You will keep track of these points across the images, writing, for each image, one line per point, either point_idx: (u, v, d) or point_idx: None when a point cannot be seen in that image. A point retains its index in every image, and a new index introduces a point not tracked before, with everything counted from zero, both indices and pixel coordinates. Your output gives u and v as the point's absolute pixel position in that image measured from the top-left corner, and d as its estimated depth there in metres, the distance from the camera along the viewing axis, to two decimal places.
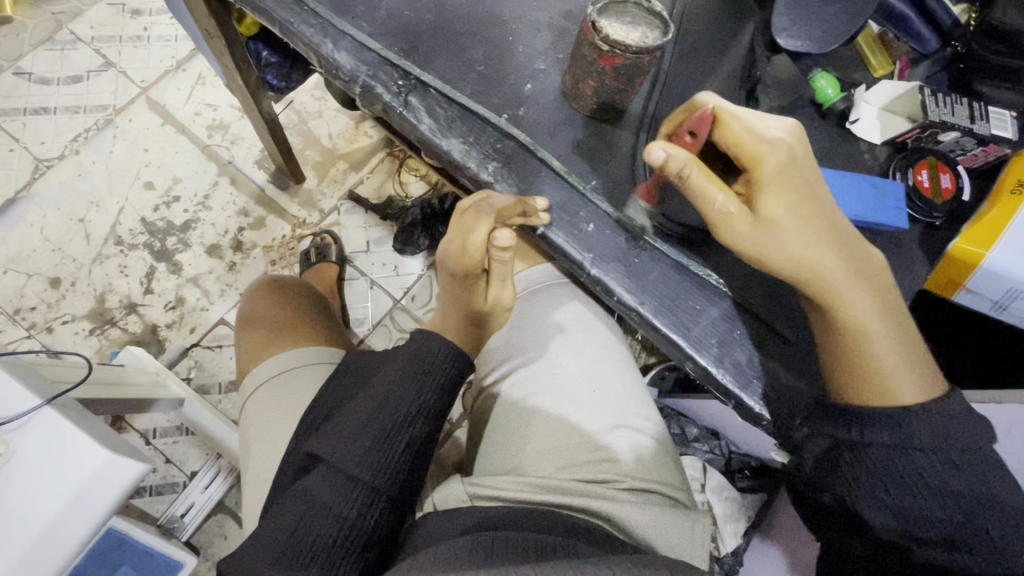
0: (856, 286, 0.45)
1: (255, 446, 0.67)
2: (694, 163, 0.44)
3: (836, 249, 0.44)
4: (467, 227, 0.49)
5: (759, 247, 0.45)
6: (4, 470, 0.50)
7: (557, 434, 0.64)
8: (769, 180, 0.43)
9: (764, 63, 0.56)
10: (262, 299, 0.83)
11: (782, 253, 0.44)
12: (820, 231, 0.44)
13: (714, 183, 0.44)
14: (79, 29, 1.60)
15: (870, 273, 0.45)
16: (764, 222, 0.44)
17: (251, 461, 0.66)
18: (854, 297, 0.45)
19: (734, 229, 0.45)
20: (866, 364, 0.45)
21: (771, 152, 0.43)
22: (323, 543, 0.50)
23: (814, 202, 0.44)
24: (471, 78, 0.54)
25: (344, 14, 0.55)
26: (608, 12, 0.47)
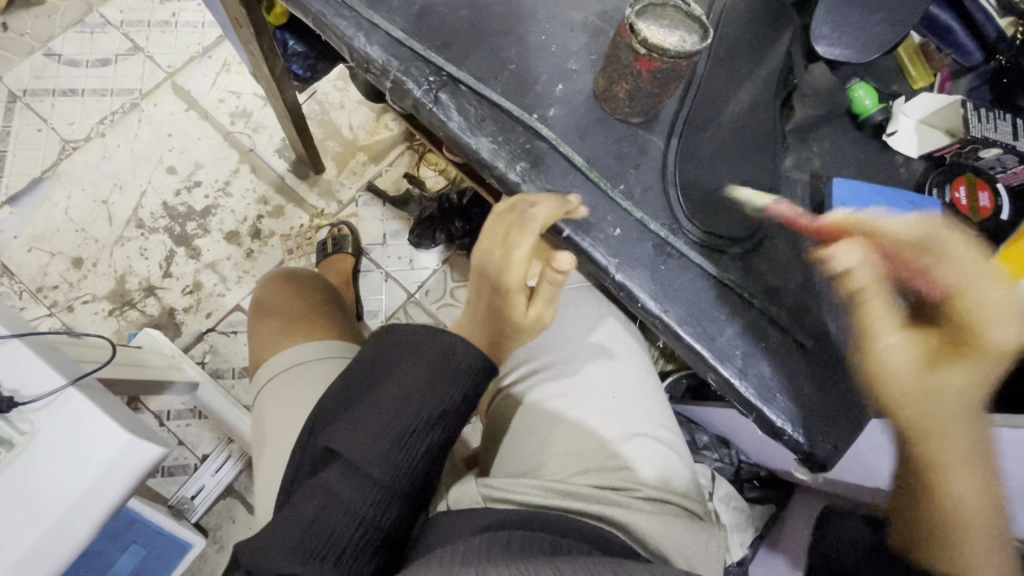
0: (976, 464, 0.42)
1: (269, 437, 0.67)
2: (879, 288, 0.42)
3: (976, 421, 0.42)
4: (513, 238, 0.49)
5: (919, 399, 0.42)
6: (28, 447, 0.51)
7: (575, 439, 0.64)
8: (971, 346, 0.40)
9: (802, 71, 0.55)
10: (277, 288, 0.84)
11: (930, 409, 0.41)
12: (965, 408, 0.41)
13: (892, 319, 0.42)
14: (109, 13, 1.61)
15: (987, 459, 0.42)
16: (929, 377, 0.41)
17: (265, 451, 0.67)
18: (964, 478, 0.42)
19: (895, 364, 0.42)
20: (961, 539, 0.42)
21: (993, 316, 0.40)
22: (341, 539, 0.50)
23: (991, 386, 0.41)
24: (503, 77, 0.54)
25: (378, 8, 0.55)
26: (646, 15, 0.47)
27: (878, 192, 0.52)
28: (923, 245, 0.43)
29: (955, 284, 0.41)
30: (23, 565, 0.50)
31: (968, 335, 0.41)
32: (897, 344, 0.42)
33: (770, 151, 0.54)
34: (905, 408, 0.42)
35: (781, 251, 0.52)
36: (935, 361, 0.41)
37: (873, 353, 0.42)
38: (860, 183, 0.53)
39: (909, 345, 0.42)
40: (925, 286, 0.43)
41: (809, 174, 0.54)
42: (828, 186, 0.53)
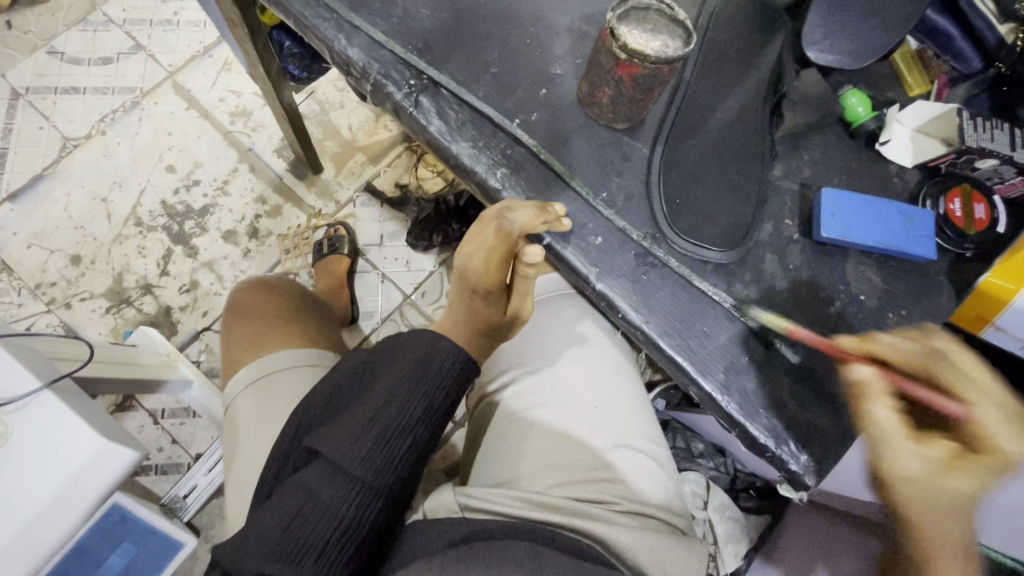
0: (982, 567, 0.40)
1: (241, 444, 0.66)
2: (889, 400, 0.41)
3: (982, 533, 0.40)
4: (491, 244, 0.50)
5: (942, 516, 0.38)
6: (4, 450, 0.51)
7: (558, 449, 0.63)
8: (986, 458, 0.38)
9: (792, 78, 0.53)
10: (256, 294, 0.84)
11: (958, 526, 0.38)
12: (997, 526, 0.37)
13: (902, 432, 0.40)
14: (112, 12, 1.62)
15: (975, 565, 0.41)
16: (940, 490, 0.38)
17: (236, 459, 0.66)
18: None
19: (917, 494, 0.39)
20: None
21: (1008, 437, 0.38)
22: (318, 541, 0.49)
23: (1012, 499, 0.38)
24: (485, 80, 0.53)
25: (360, 10, 0.54)
26: (629, 19, 0.45)
27: (871, 203, 0.50)
28: (936, 360, 0.41)
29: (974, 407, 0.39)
30: None
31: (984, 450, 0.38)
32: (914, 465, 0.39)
33: (758, 159, 0.52)
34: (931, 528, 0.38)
35: (768, 264, 0.50)
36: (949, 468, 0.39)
37: (885, 471, 0.40)
38: (848, 192, 0.51)
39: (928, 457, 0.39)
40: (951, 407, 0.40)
41: (798, 183, 0.53)
42: (818, 195, 0.51)
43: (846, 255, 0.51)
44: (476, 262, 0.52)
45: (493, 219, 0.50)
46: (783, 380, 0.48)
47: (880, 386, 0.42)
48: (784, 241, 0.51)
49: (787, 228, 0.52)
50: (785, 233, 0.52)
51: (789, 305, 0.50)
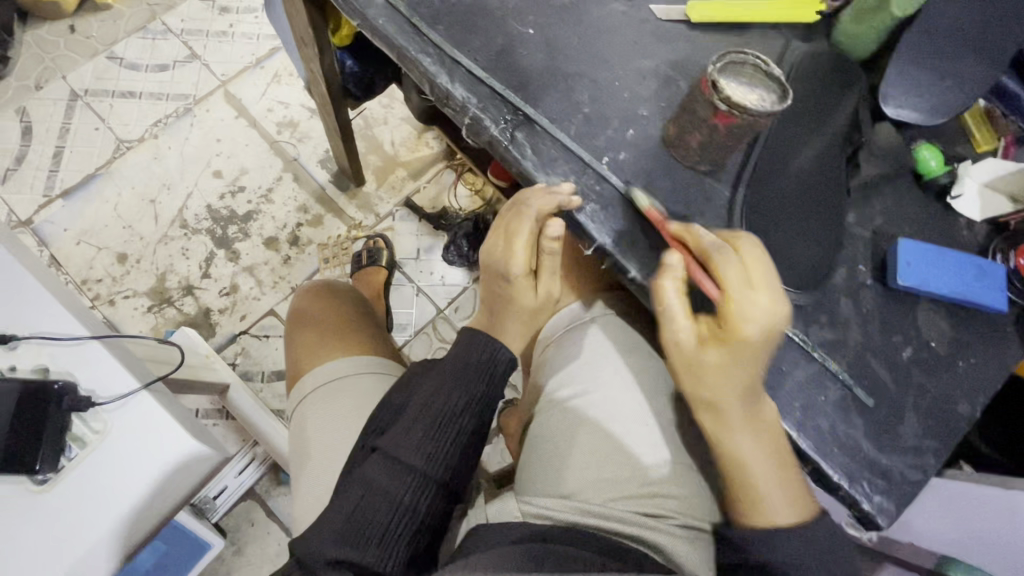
0: (747, 432, 0.49)
1: (312, 448, 0.69)
2: (678, 278, 0.49)
3: (751, 407, 0.48)
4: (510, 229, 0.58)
5: (730, 384, 0.48)
6: (101, 446, 0.53)
7: (613, 463, 0.63)
8: (733, 340, 0.47)
9: (869, 130, 0.56)
10: (315, 299, 0.86)
11: (726, 376, 0.48)
12: (732, 377, 0.48)
13: (684, 311, 0.49)
14: (171, 21, 1.68)
15: (771, 444, 0.49)
16: (699, 354, 0.49)
17: (308, 461, 0.68)
18: (745, 444, 0.49)
19: (679, 356, 0.50)
20: (749, 495, 0.50)
21: (754, 323, 0.46)
22: (381, 526, 0.54)
23: (749, 364, 0.47)
24: (576, 119, 0.56)
25: (460, 47, 0.57)
26: (727, 71, 0.48)
27: (942, 253, 0.53)
28: (716, 247, 0.49)
29: (728, 285, 0.47)
30: (92, 557, 0.52)
31: (727, 328, 0.47)
32: (686, 338, 0.49)
33: (834, 207, 0.55)
34: (718, 389, 0.48)
35: (843, 308, 0.52)
36: (704, 339, 0.49)
37: (667, 339, 0.50)
38: (925, 243, 0.54)
39: (692, 326, 0.49)
40: (712, 285, 0.49)
41: (871, 231, 0.55)
42: (892, 245, 0.53)
43: (919, 302, 0.53)
44: (499, 249, 0.60)
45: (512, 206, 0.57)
46: (856, 420, 0.50)
47: (679, 271, 0.49)
48: (857, 286, 0.53)
49: (860, 273, 0.54)
50: (859, 278, 0.54)
51: (863, 348, 0.52)
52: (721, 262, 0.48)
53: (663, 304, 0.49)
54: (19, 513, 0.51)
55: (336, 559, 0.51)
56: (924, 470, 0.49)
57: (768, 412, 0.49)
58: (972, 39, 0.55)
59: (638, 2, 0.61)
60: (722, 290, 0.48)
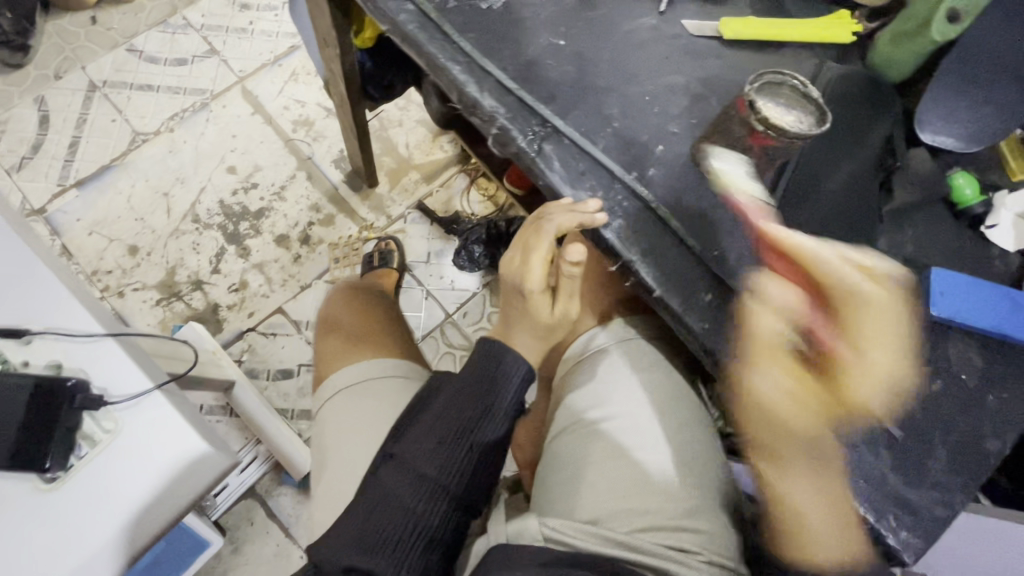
0: (808, 476, 0.48)
1: (332, 452, 0.68)
2: (773, 303, 0.48)
3: (821, 444, 0.47)
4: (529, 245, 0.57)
5: (796, 416, 0.47)
6: (112, 445, 0.53)
7: (636, 489, 0.62)
8: (842, 374, 0.46)
9: (905, 156, 0.55)
10: (341, 304, 0.86)
11: (793, 409, 0.47)
12: (809, 408, 0.47)
13: (769, 329, 0.47)
14: (192, 16, 1.68)
15: (836, 492, 0.47)
16: (789, 395, 0.47)
17: (327, 465, 0.67)
18: (806, 485, 0.48)
19: (756, 394, 0.48)
20: (798, 529, 0.48)
21: (866, 378, 0.46)
22: (395, 534, 0.53)
23: (832, 407, 0.47)
24: (605, 133, 0.55)
25: (490, 56, 0.57)
26: (763, 92, 0.48)
27: (978, 284, 0.52)
28: (817, 284, 0.47)
29: (852, 329, 0.46)
30: (97, 559, 0.51)
31: (830, 365, 0.47)
32: (770, 377, 0.47)
33: (866, 234, 0.53)
34: (783, 420, 0.48)
35: None
36: (784, 366, 0.48)
37: (742, 367, 0.48)
38: (959, 273, 0.52)
39: (779, 355, 0.47)
40: (814, 316, 0.48)
41: (902, 258, 0.54)
42: (924, 274, 0.52)
43: (950, 333, 0.52)
44: (516, 267, 0.60)
45: (530, 225, 0.58)
46: (882, 453, 0.49)
47: (779, 299, 0.48)
48: None
49: None
50: None
51: None
52: (815, 271, 0.47)
53: (753, 328, 0.48)
54: (29, 511, 0.51)
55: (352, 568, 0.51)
56: (953, 507, 0.48)
57: (836, 464, 0.47)
58: (1012, 68, 0.54)
59: (671, 17, 0.60)
60: (841, 327, 0.47)
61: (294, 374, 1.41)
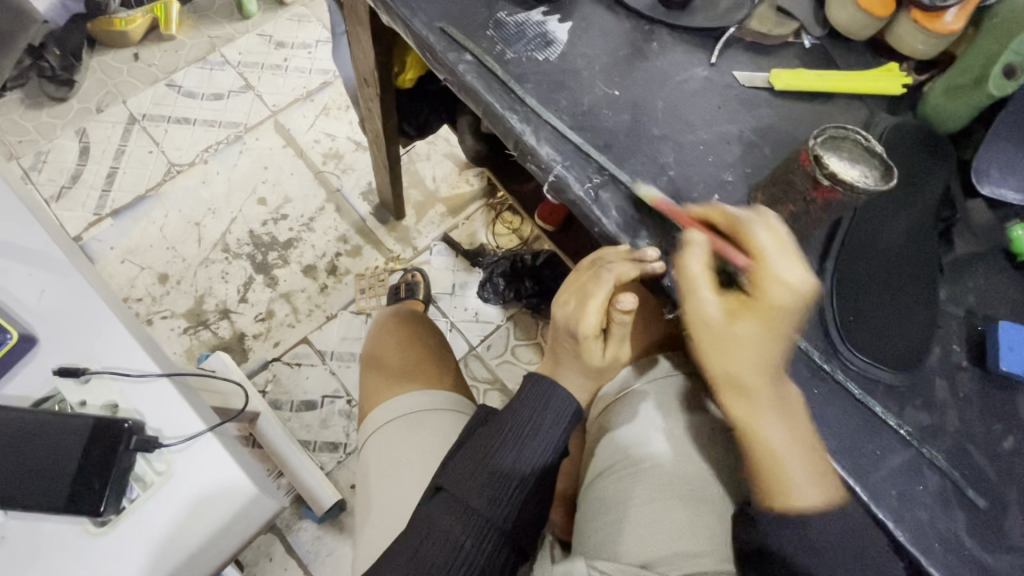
0: (776, 411, 0.46)
1: (382, 484, 0.67)
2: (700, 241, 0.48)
3: (777, 382, 0.47)
4: (586, 292, 0.56)
5: (747, 354, 0.46)
6: (165, 487, 0.52)
7: (690, 533, 0.59)
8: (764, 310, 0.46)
9: (962, 207, 0.55)
10: (389, 327, 0.85)
11: (735, 352, 0.46)
12: (766, 350, 0.46)
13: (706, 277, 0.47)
14: (229, 53, 1.74)
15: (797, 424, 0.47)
16: (727, 328, 0.47)
17: (376, 496, 0.66)
18: (777, 429, 0.46)
19: (707, 329, 0.47)
20: (775, 477, 0.46)
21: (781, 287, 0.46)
22: (440, 572, 0.51)
23: (774, 337, 0.46)
24: (661, 181, 0.56)
25: (547, 105, 0.58)
26: (826, 145, 0.48)
27: None
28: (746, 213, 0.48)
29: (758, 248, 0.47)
30: None
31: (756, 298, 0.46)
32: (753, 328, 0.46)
33: (928, 286, 0.53)
34: (727, 358, 0.47)
35: (940, 391, 0.50)
36: (735, 309, 0.47)
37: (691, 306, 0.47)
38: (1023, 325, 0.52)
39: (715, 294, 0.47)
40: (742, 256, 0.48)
41: (965, 310, 0.53)
42: (988, 330, 0.52)
43: (1020, 388, 0.51)
44: (568, 311, 0.57)
45: (586, 271, 0.57)
46: (957, 514, 0.47)
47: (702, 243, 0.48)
48: (952, 368, 0.51)
49: (956, 355, 0.52)
50: (954, 360, 0.51)
51: (963, 434, 0.49)
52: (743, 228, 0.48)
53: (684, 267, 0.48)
54: (79, 555, 0.50)
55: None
56: None
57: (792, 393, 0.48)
58: None
59: (721, 68, 0.61)
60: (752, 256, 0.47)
61: (318, 405, 1.40)
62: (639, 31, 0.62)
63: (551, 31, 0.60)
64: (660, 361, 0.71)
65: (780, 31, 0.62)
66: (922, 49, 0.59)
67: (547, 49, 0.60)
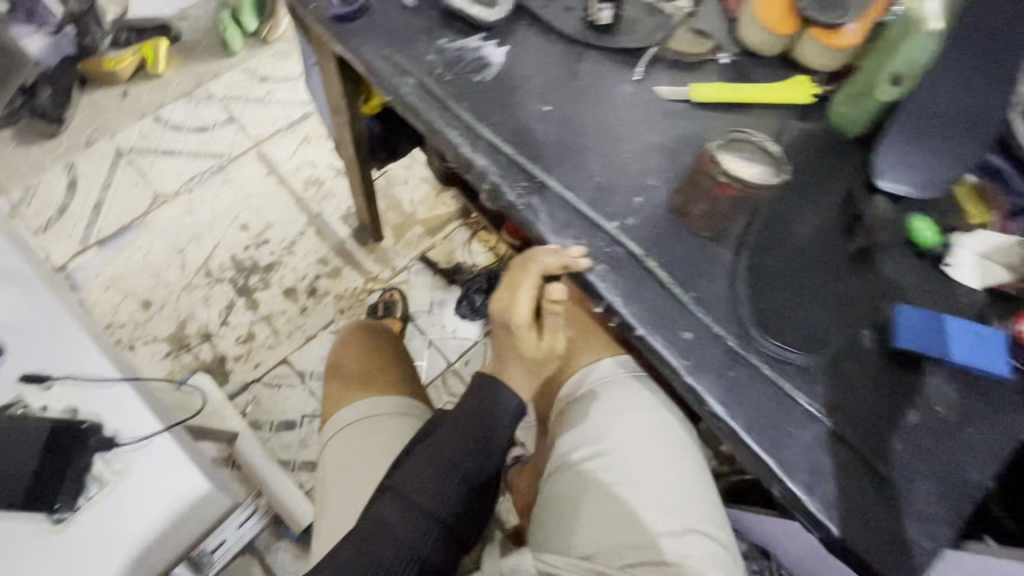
0: None
1: (336, 485, 0.69)
2: None
3: None
4: (517, 282, 0.61)
5: None
6: (122, 485, 0.55)
7: (632, 529, 0.63)
8: None
9: (864, 202, 0.60)
10: (352, 341, 0.89)
11: None
12: None
13: None
14: (215, 88, 1.81)
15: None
16: None
17: (331, 497, 0.69)
18: None
19: None
20: None
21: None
22: (387, 564, 0.54)
23: None
24: (588, 187, 0.60)
25: (483, 120, 0.63)
26: (727, 150, 0.56)
27: (946, 320, 0.54)
28: None
29: None
30: None
31: None
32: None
33: (836, 276, 0.57)
34: None
35: (847, 371, 0.54)
36: None
37: None
38: (925, 308, 0.55)
39: None
40: None
41: (873, 296, 0.57)
42: (893, 310, 0.56)
43: (925, 367, 0.54)
44: (499, 306, 0.63)
45: (517, 263, 0.62)
46: (866, 486, 0.50)
47: None
48: (860, 350, 0.55)
49: (864, 337, 0.55)
50: (863, 343, 0.55)
51: (870, 410, 0.53)
52: None
53: None
54: (32, 554, 0.52)
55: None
56: (938, 540, 0.49)
57: None
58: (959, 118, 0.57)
59: (646, 84, 0.66)
60: None
61: (297, 425, 1.42)
62: (570, 52, 0.67)
63: (487, 55, 0.66)
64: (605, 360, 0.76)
65: (699, 51, 0.67)
66: (824, 63, 0.65)
67: (483, 71, 0.65)
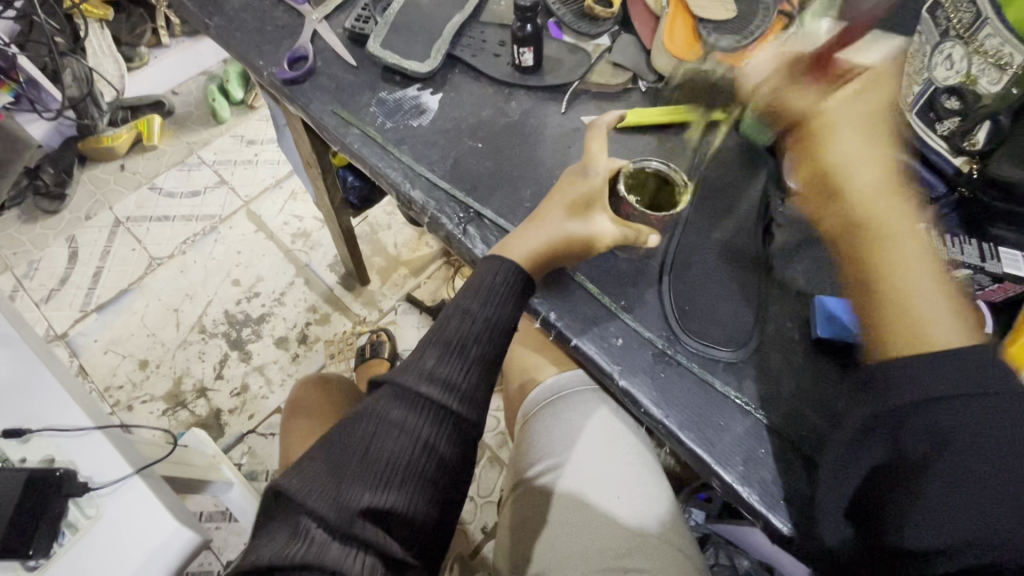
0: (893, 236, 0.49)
1: None
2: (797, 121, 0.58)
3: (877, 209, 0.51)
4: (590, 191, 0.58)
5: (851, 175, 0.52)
6: (93, 529, 0.58)
7: (587, 538, 0.66)
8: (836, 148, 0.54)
9: (778, 205, 0.64)
10: (310, 388, 0.92)
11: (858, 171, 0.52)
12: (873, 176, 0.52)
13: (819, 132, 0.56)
14: (205, 155, 1.91)
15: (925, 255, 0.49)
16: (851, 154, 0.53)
17: None
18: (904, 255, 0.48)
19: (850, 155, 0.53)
20: (910, 313, 0.47)
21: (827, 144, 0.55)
22: (396, 462, 0.51)
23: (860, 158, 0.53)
24: (520, 212, 0.65)
25: (422, 161, 0.68)
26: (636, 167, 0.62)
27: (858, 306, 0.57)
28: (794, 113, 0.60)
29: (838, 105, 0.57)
30: None
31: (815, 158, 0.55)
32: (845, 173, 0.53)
33: (757, 271, 0.61)
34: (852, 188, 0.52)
35: (772, 361, 0.57)
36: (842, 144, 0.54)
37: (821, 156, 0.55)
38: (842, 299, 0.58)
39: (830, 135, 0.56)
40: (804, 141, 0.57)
41: (797, 292, 0.60)
42: (812, 301, 0.58)
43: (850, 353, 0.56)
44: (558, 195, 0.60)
45: (568, 175, 0.61)
46: (799, 472, 0.52)
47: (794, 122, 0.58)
48: (787, 344, 0.57)
49: (788, 325, 0.58)
50: (787, 335, 0.58)
51: (799, 400, 0.55)
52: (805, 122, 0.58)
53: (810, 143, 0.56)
54: None
55: (352, 533, 0.47)
56: None
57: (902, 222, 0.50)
58: None
59: (571, 115, 0.72)
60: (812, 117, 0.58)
61: None
62: (501, 94, 0.73)
63: (424, 103, 0.72)
64: (562, 375, 0.79)
65: (618, 81, 0.72)
66: None
67: (420, 117, 0.71)
